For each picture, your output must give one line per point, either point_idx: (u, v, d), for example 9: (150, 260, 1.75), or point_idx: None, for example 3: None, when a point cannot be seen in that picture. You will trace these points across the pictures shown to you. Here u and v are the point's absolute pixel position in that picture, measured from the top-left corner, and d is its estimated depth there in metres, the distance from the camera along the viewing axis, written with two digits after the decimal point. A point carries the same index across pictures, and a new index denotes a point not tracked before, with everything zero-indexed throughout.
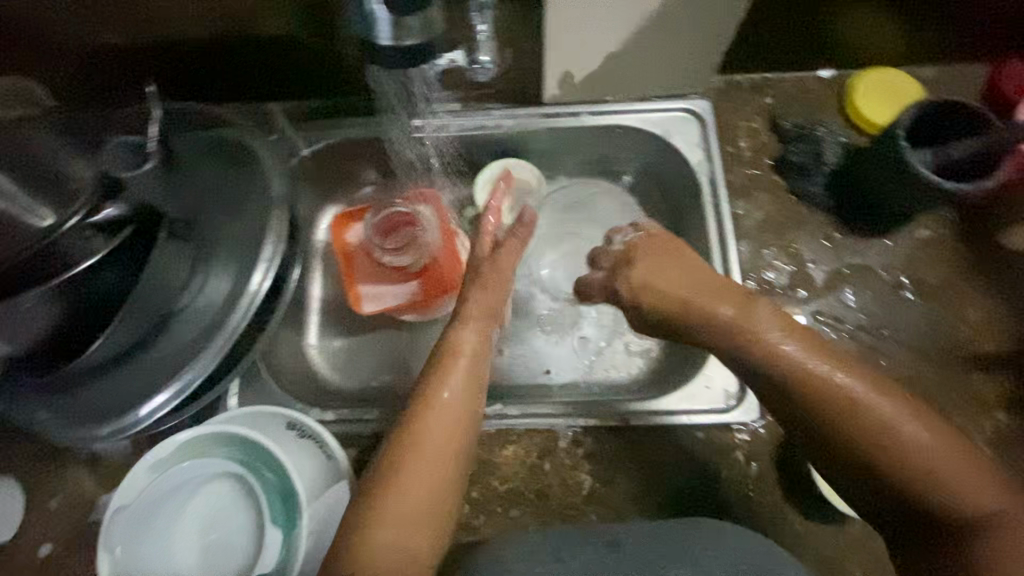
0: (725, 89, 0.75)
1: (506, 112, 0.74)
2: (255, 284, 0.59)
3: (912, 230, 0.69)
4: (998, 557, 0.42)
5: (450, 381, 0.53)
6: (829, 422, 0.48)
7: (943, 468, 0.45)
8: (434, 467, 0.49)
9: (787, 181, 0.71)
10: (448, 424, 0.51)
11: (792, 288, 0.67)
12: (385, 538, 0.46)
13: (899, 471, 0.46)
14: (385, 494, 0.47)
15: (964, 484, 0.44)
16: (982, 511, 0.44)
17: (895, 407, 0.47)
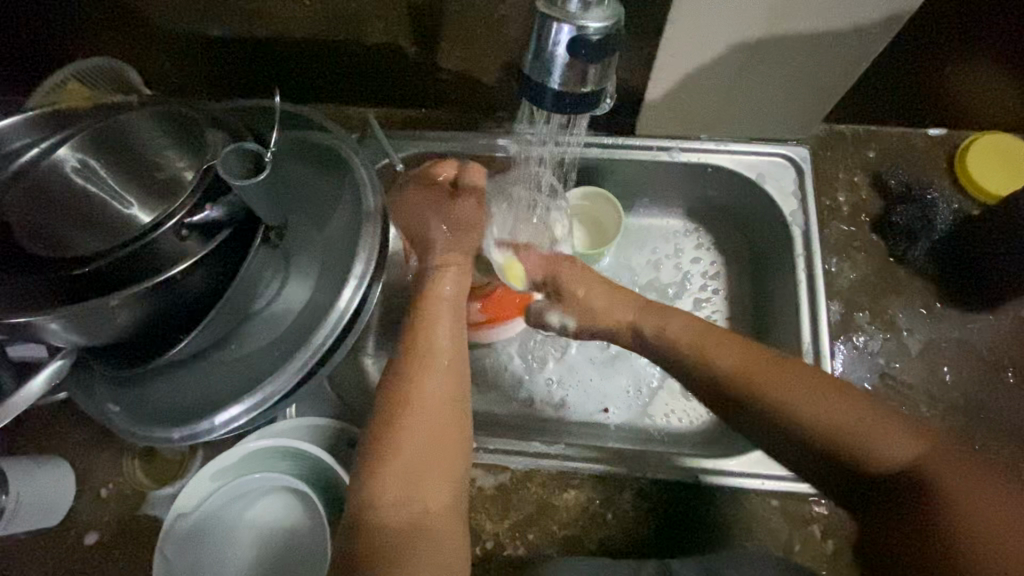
0: (826, 138, 0.72)
1: (594, 139, 0.71)
2: (343, 300, 0.56)
3: (1018, 309, 0.65)
4: (961, 522, 0.40)
5: (438, 337, 0.54)
6: (803, 438, 0.48)
7: (861, 432, 0.46)
8: (423, 421, 0.49)
9: (887, 244, 0.67)
10: (442, 379, 0.51)
11: (882, 358, 0.64)
12: (393, 495, 0.46)
13: (854, 446, 0.46)
14: (385, 443, 0.48)
15: (893, 444, 0.45)
16: (911, 460, 0.44)
17: (850, 412, 0.47)
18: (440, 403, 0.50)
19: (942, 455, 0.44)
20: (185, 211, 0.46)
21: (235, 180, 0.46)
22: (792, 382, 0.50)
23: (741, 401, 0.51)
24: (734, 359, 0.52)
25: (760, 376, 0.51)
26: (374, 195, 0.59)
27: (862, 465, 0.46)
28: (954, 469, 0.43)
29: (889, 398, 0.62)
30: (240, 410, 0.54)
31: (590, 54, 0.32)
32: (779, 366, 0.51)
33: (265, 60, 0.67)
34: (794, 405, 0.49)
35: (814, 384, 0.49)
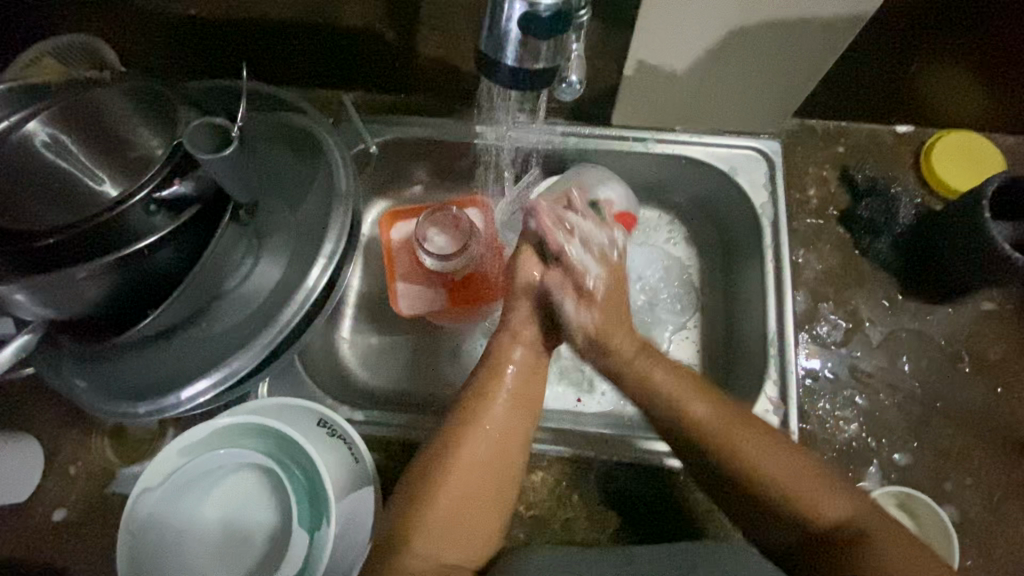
0: (797, 133, 0.73)
1: (571, 128, 0.72)
2: (312, 279, 0.56)
3: (976, 302, 0.67)
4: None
5: (498, 394, 0.56)
6: (746, 489, 0.50)
7: (799, 490, 0.48)
8: (471, 484, 0.52)
9: (851, 236, 0.69)
10: (491, 442, 0.54)
11: (847, 348, 0.65)
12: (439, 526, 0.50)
13: (790, 496, 0.48)
14: (438, 485, 0.51)
15: (827, 503, 0.47)
16: (849, 519, 0.46)
17: (792, 468, 0.49)
18: (492, 455, 0.54)
19: (875, 519, 0.46)
20: (153, 185, 0.46)
21: (203, 155, 0.46)
22: (759, 444, 0.50)
23: (705, 446, 0.52)
24: (680, 384, 0.55)
25: (726, 431, 0.51)
26: (347, 178, 0.60)
27: (792, 522, 0.48)
28: (890, 540, 0.44)
29: (850, 387, 0.64)
30: (206, 387, 0.54)
31: (543, 30, 0.33)
32: (740, 429, 0.51)
33: (244, 38, 0.67)
34: (753, 458, 0.50)
35: (782, 444, 0.51)
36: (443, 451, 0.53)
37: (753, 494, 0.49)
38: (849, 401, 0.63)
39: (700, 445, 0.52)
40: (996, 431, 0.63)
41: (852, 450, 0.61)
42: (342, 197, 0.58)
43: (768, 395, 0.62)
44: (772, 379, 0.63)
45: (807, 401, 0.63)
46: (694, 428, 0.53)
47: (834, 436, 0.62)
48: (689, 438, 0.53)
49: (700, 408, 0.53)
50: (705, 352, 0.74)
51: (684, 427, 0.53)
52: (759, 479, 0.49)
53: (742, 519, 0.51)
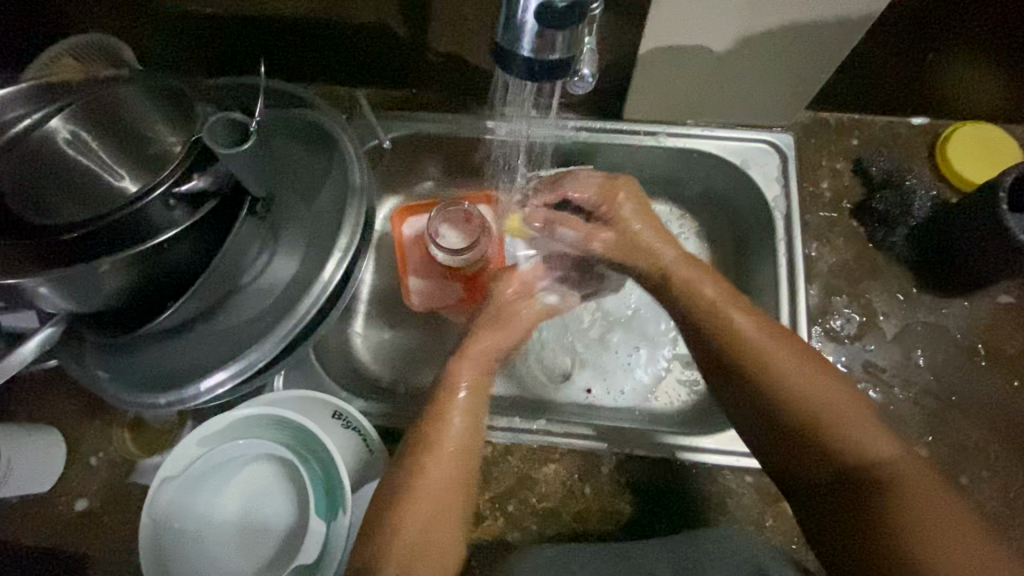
0: (811, 126, 0.73)
1: (582, 122, 0.72)
2: (327, 273, 0.57)
3: (992, 295, 0.66)
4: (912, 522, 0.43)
5: (450, 422, 0.54)
6: (787, 416, 0.49)
7: (832, 425, 0.47)
8: (433, 508, 0.50)
9: (866, 229, 0.68)
10: (449, 462, 0.52)
11: (861, 341, 0.65)
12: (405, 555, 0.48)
13: (827, 425, 0.47)
14: (388, 521, 0.49)
15: (873, 443, 0.46)
16: (884, 460, 0.46)
17: (838, 395, 0.48)
18: (447, 482, 0.51)
19: (914, 467, 0.46)
20: (172, 180, 0.47)
21: (222, 150, 0.47)
22: (808, 375, 0.49)
23: (742, 360, 0.52)
24: (754, 328, 0.53)
25: (766, 354, 0.51)
26: (360, 173, 0.61)
27: (825, 453, 0.47)
28: (926, 489, 0.44)
29: (864, 380, 0.63)
30: (224, 378, 0.55)
31: (558, 22, 0.33)
32: (779, 345, 0.51)
33: (258, 36, 0.68)
34: (792, 378, 0.49)
35: (827, 374, 0.50)
36: (401, 476, 0.51)
37: (787, 424, 0.49)
38: (863, 395, 0.63)
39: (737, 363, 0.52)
40: (1012, 425, 0.62)
41: None
42: (357, 191, 0.59)
43: None
44: None
45: None
46: (740, 342, 0.52)
47: None
48: (732, 348, 0.52)
49: (767, 347, 0.51)
50: None
51: (721, 337, 0.53)
52: (804, 417, 0.48)
53: (771, 456, 0.51)
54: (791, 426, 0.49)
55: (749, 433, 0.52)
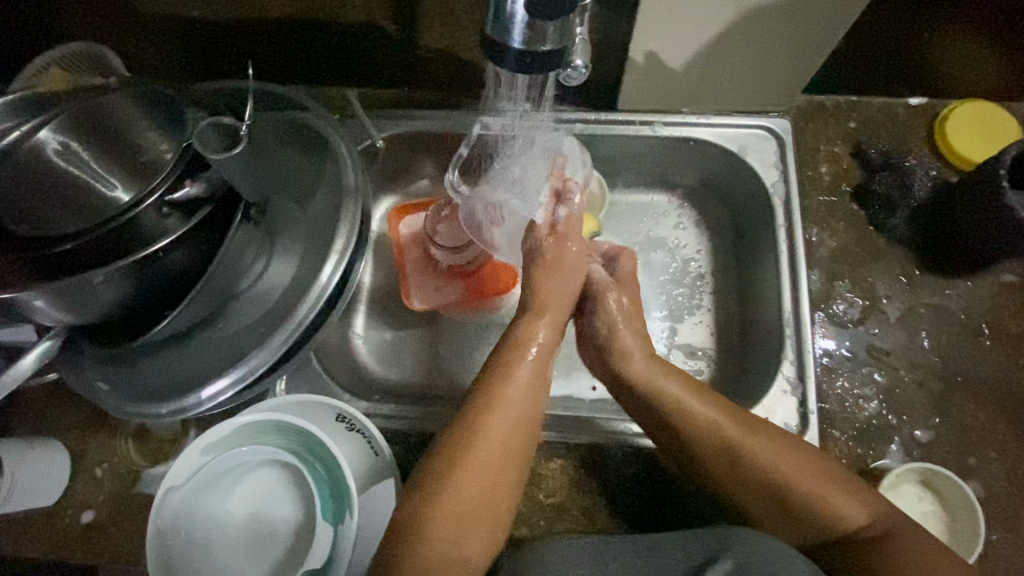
0: (808, 109, 0.72)
1: (576, 115, 0.72)
2: (324, 276, 0.57)
3: (996, 274, 0.65)
4: (893, 566, 0.47)
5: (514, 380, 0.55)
6: (767, 493, 0.51)
7: (813, 492, 0.50)
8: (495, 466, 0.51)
9: (867, 212, 0.67)
10: (511, 418, 0.53)
11: (865, 325, 0.64)
12: (460, 512, 0.49)
13: (802, 503, 0.50)
14: (434, 501, 0.49)
15: (850, 510, 0.49)
16: (870, 521, 0.49)
17: (798, 466, 0.51)
18: (497, 457, 0.52)
19: (890, 518, 0.50)
20: (165, 188, 0.47)
21: (214, 155, 0.46)
22: (772, 449, 0.52)
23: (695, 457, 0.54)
24: (703, 407, 0.54)
25: (722, 434, 0.53)
26: (354, 174, 0.60)
27: (818, 525, 0.50)
28: (913, 543, 0.48)
29: (868, 364, 0.63)
30: (225, 386, 0.55)
31: (549, 12, 0.33)
32: (743, 430, 0.53)
33: (248, 39, 0.67)
34: (757, 459, 0.52)
35: (778, 444, 0.52)
36: (463, 432, 0.52)
37: (772, 501, 0.51)
38: (868, 379, 0.62)
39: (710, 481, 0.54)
40: (1018, 404, 0.62)
41: (872, 428, 0.61)
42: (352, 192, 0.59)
43: (785, 374, 0.62)
44: (788, 360, 0.62)
45: (825, 381, 0.62)
46: (707, 443, 0.53)
47: (853, 416, 0.61)
48: (698, 434, 0.53)
49: (714, 417, 0.54)
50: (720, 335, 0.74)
51: (670, 416, 0.55)
52: (779, 494, 0.51)
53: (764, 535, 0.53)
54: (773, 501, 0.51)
55: (735, 514, 0.54)
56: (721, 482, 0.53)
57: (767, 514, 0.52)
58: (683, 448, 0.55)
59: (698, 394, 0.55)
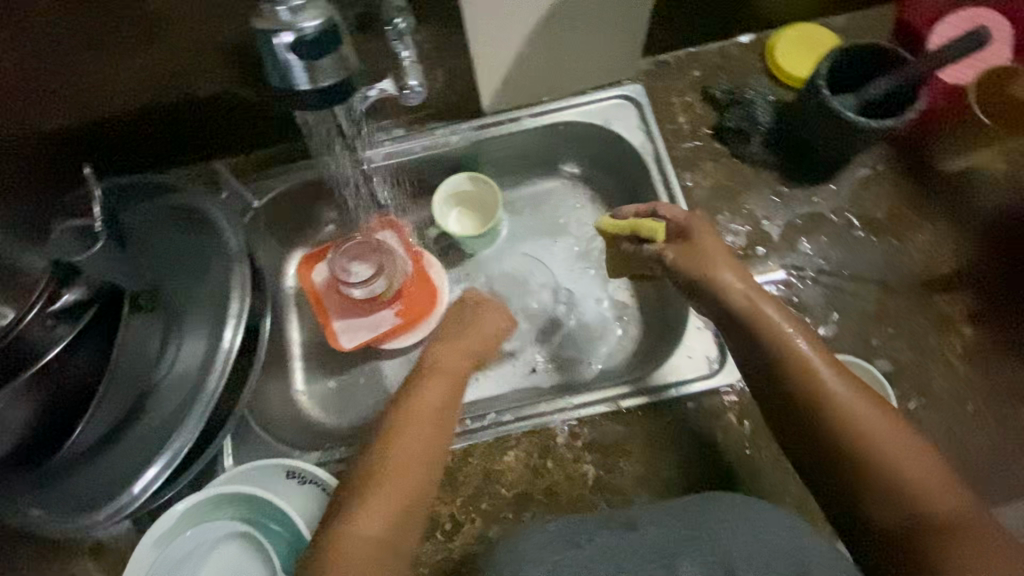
0: (654, 70, 0.77)
1: (451, 128, 0.77)
2: (228, 340, 0.58)
3: (853, 171, 0.71)
4: (954, 552, 0.44)
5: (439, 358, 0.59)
6: (860, 463, 0.48)
7: (904, 473, 0.47)
8: (424, 439, 0.52)
9: (729, 147, 0.73)
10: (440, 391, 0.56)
11: (753, 248, 0.69)
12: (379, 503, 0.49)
13: (898, 487, 0.47)
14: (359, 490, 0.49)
15: (936, 494, 0.46)
16: (948, 512, 0.46)
17: (898, 442, 0.48)
18: (400, 505, 0.49)
19: (968, 512, 0.46)
20: (43, 300, 0.50)
21: (77, 255, 0.49)
22: (874, 415, 0.49)
23: (806, 404, 0.50)
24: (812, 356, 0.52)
25: (820, 381, 0.50)
26: (236, 236, 0.62)
27: (891, 502, 0.47)
28: (982, 535, 0.45)
29: (765, 282, 0.68)
30: (157, 473, 0.55)
31: (315, 50, 0.43)
32: (847, 383, 0.50)
33: (112, 137, 0.68)
34: (856, 413, 0.49)
35: (881, 415, 0.49)
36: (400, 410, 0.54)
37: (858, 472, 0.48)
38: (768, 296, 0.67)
39: (800, 430, 0.51)
40: (903, 281, 0.67)
41: None
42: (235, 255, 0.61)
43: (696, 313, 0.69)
44: None
45: None
46: (803, 382, 0.51)
47: None
48: (803, 385, 0.51)
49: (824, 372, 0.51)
50: (639, 293, 0.79)
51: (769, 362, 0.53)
52: (873, 466, 0.47)
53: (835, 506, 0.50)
54: (858, 472, 0.48)
55: (818, 479, 0.51)
56: (808, 436, 0.50)
57: (845, 485, 0.49)
58: (789, 408, 0.51)
59: (826, 360, 0.51)
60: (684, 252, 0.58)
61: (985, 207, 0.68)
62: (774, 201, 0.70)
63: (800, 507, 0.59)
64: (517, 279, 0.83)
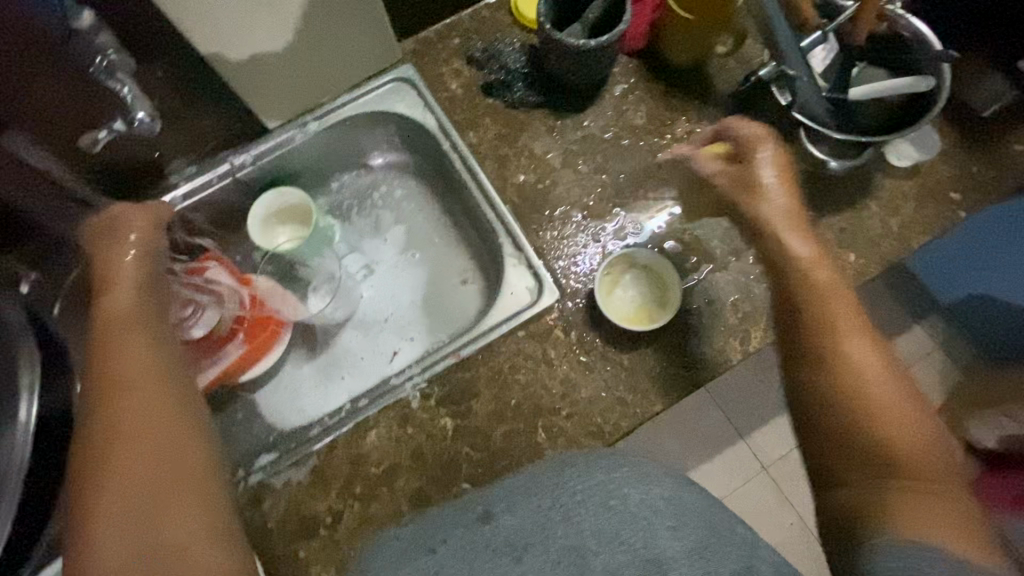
0: (419, 49, 0.82)
1: (242, 151, 0.79)
2: (26, 416, 0.51)
3: (611, 89, 0.78)
4: (909, 509, 0.44)
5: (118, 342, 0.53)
6: (853, 414, 0.47)
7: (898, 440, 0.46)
8: (135, 426, 0.48)
9: (500, 99, 0.78)
10: (127, 361, 0.51)
11: (543, 182, 0.75)
12: (115, 515, 0.44)
13: (888, 445, 0.46)
14: (84, 515, 0.44)
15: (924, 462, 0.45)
16: (930, 475, 0.45)
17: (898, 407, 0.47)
18: (131, 508, 0.44)
19: (947, 481, 0.45)
20: None
21: None
22: (882, 375, 0.48)
23: (825, 346, 0.50)
24: (838, 303, 0.51)
25: (838, 332, 0.50)
26: (11, 304, 0.56)
27: (870, 456, 0.46)
28: (945, 505, 0.44)
29: (561, 207, 0.74)
30: None
31: None
32: (861, 334, 0.50)
33: None
34: (863, 367, 0.49)
35: (892, 377, 0.49)
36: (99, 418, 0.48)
37: (847, 421, 0.47)
38: (567, 220, 0.73)
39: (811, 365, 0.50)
40: (675, 172, 0.75)
41: (588, 252, 0.72)
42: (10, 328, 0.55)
43: (509, 252, 0.73)
44: (504, 237, 0.74)
45: (538, 240, 0.73)
46: (821, 324, 0.51)
47: (571, 253, 0.72)
48: (823, 329, 0.50)
49: (847, 326, 0.50)
50: (471, 253, 0.84)
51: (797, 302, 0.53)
52: (870, 422, 0.47)
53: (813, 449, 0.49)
54: (851, 420, 0.47)
55: (804, 420, 0.50)
56: (818, 375, 0.50)
57: (827, 430, 0.48)
58: (805, 346, 0.51)
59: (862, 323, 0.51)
60: (739, 174, 0.62)
61: (726, 88, 0.77)
62: (551, 135, 0.77)
63: (634, 391, 0.65)
64: (356, 276, 0.86)
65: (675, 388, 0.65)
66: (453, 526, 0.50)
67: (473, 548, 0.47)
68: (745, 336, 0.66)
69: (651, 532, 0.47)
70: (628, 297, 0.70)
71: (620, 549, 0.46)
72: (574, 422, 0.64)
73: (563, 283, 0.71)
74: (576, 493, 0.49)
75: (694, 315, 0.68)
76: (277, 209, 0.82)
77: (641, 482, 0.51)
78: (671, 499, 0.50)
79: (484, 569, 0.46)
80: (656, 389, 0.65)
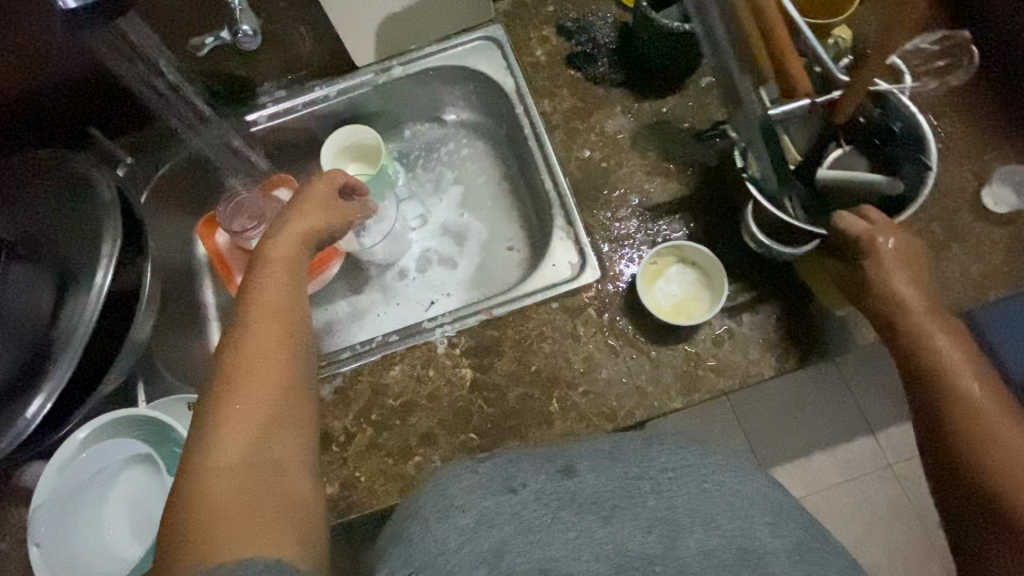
0: (511, 11, 0.82)
1: (329, 84, 0.83)
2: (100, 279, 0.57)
3: (695, 80, 0.76)
4: None
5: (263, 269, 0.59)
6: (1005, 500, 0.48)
7: None
8: (271, 345, 0.53)
9: (580, 72, 0.78)
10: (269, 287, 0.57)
11: (608, 161, 0.74)
12: (246, 423, 0.48)
13: None
14: (216, 415, 0.48)
15: None
16: None
17: None
18: (258, 420, 0.48)
19: None
20: None
21: None
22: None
23: (958, 434, 0.51)
24: (974, 388, 0.51)
25: (974, 416, 0.50)
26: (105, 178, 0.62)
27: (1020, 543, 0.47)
28: None
29: (621, 190, 0.73)
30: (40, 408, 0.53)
31: None
32: (998, 410, 0.51)
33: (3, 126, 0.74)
34: (1007, 443, 0.49)
35: None
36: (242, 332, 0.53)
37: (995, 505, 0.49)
38: (623, 203, 0.72)
39: (960, 452, 0.51)
40: None
41: (638, 239, 0.71)
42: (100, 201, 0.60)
43: (559, 226, 0.74)
44: (557, 210, 0.74)
45: (590, 217, 0.73)
46: (960, 403, 0.51)
47: (621, 236, 0.71)
48: (959, 416, 0.51)
49: (979, 407, 0.51)
50: (523, 221, 0.85)
51: (929, 376, 0.53)
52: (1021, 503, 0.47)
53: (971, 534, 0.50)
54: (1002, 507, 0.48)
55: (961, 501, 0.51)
56: (974, 457, 0.50)
57: (975, 511, 0.50)
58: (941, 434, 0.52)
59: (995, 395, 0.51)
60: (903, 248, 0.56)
61: None
62: (626, 117, 0.76)
63: (656, 385, 0.64)
64: (411, 223, 0.89)
65: (699, 390, 0.64)
66: (531, 472, 0.47)
67: (558, 497, 0.45)
68: (784, 354, 0.64)
69: (748, 524, 0.45)
70: (672, 291, 0.69)
71: (715, 532, 0.44)
72: (588, 401, 0.65)
73: (606, 265, 0.70)
74: (668, 469, 0.48)
75: (736, 322, 0.65)
76: (348, 145, 0.86)
77: (734, 473, 0.49)
78: (767, 498, 0.48)
79: (571, 520, 0.44)
80: (680, 388, 0.64)
